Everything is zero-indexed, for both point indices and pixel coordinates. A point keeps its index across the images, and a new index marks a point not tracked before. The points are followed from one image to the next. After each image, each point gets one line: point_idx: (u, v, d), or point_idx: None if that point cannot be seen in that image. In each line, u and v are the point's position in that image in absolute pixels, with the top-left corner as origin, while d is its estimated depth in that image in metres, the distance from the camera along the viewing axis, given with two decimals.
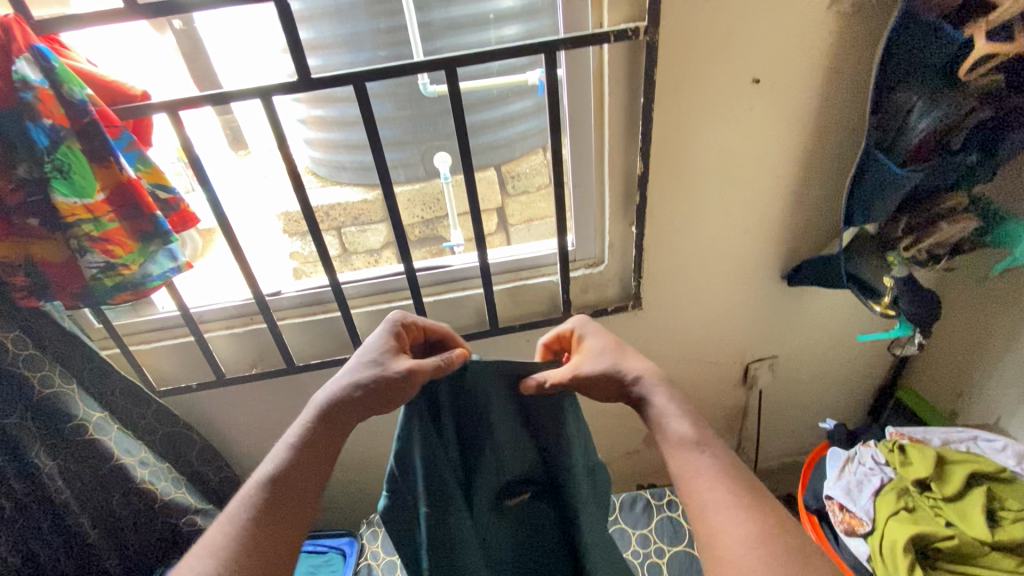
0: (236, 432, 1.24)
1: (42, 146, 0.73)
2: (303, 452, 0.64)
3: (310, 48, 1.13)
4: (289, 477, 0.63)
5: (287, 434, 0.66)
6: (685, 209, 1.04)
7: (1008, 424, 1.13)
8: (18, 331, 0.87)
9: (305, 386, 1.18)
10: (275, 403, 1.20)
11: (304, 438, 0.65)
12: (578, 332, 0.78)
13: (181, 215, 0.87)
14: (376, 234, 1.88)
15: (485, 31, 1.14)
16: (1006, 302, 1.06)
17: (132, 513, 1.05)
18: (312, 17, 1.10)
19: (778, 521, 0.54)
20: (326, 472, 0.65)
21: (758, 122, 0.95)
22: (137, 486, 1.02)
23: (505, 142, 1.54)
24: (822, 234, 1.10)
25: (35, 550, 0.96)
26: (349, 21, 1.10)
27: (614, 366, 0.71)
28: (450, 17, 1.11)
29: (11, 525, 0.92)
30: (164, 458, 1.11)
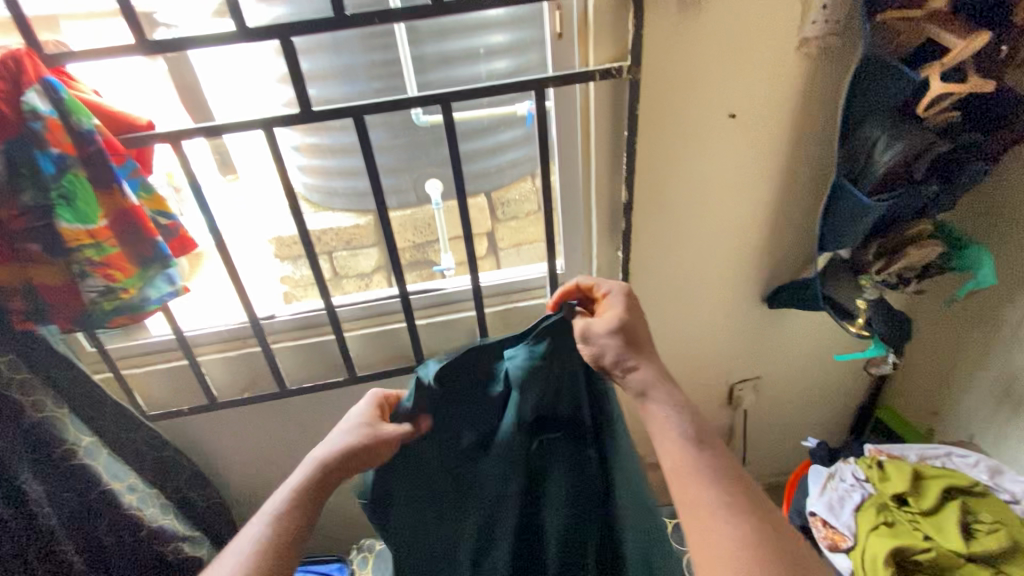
0: (225, 456, 1.24)
1: (48, 173, 0.75)
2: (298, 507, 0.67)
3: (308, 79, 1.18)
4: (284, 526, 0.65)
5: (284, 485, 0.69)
6: (668, 234, 1.08)
7: (981, 441, 1.18)
8: (11, 356, 0.87)
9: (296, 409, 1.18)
10: (266, 427, 1.20)
11: (304, 489, 0.68)
12: (611, 299, 0.77)
13: (180, 239, 0.90)
14: (368, 259, 1.90)
15: (475, 66, 1.20)
16: (973, 323, 1.12)
17: (117, 541, 1.03)
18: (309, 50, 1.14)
19: (756, 533, 0.58)
20: (316, 516, 0.68)
21: (735, 153, 1.01)
22: (124, 513, 1.01)
23: (495, 170, 1.59)
24: (799, 258, 1.15)
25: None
26: (345, 54, 1.14)
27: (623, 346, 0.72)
28: (443, 51, 1.17)
29: None
30: (151, 483, 1.10)
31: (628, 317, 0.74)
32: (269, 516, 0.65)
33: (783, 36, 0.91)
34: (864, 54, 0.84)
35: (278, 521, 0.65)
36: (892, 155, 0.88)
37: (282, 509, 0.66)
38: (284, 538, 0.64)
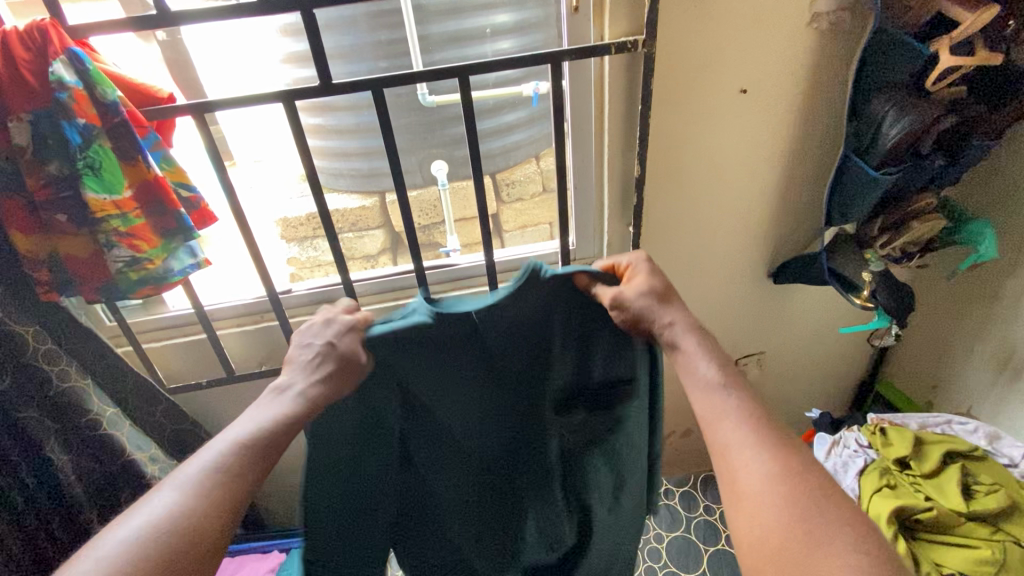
0: None
1: (75, 144, 0.76)
2: (254, 440, 0.59)
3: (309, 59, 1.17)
4: (240, 456, 0.58)
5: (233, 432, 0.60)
6: (679, 209, 1.10)
7: (978, 412, 1.22)
8: (36, 326, 0.88)
9: None
10: None
11: (256, 423, 0.60)
12: (634, 268, 0.73)
13: (201, 213, 0.91)
14: (374, 241, 1.91)
15: (482, 44, 1.20)
16: (973, 297, 1.15)
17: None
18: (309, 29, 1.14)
19: (796, 478, 0.55)
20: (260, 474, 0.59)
21: (746, 129, 1.03)
22: (146, 482, 1.03)
23: (503, 150, 1.60)
24: (805, 234, 1.17)
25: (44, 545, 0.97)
26: (350, 33, 1.15)
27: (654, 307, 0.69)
28: (450, 30, 1.17)
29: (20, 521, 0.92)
30: (172, 455, 1.12)
31: (656, 282, 0.71)
32: (224, 447, 0.58)
33: (796, 11, 0.92)
34: (875, 27, 0.86)
35: (231, 453, 0.58)
36: (901, 129, 0.89)
37: (235, 443, 0.59)
38: (240, 468, 0.57)
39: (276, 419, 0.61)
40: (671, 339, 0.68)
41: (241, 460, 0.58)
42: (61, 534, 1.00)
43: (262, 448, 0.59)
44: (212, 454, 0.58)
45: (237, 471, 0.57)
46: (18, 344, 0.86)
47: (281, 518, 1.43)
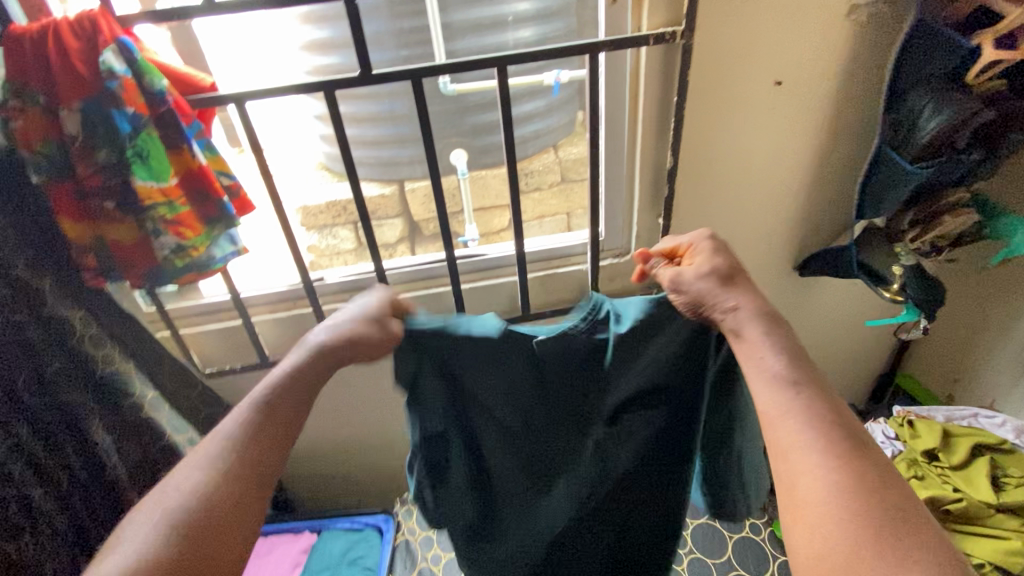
0: None
1: (125, 133, 0.77)
2: (277, 398, 0.65)
3: (332, 46, 1.18)
4: (268, 414, 0.64)
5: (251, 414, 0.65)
6: (709, 202, 1.11)
7: (1003, 406, 1.23)
8: (83, 310, 0.90)
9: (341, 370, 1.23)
10: None
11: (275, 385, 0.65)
12: (695, 247, 0.75)
13: (241, 201, 0.92)
14: (393, 229, 1.92)
15: (503, 33, 1.20)
16: (1001, 291, 1.15)
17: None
18: (330, 17, 1.14)
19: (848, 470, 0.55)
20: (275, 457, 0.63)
21: (779, 120, 1.03)
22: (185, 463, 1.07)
23: (525, 139, 1.60)
24: (833, 227, 1.18)
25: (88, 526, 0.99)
26: (373, 20, 1.15)
27: (718, 287, 0.70)
28: (471, 18, 1.17)
29: (67, 501, 0.95)
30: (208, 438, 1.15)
31: (718, 261, 0.73)
32: (245, 411, 0.63)
33: (834, 3, 0.92)
34: (915, 21, 0.87)
35: (253, 412, 0.63)
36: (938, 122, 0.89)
37: (258, 406, 0.64)
38: (268, 424, 0.63)
39: (298, 379, 0.67)
40: (735, 325, 0.69)
41: (265, 418, 0.63)
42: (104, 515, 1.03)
43: (288, 408, 0.65)
44: (237, 418, 0.63)
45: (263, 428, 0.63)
46: (66, 328, 0.87)
47: (307, 501, 1.46)
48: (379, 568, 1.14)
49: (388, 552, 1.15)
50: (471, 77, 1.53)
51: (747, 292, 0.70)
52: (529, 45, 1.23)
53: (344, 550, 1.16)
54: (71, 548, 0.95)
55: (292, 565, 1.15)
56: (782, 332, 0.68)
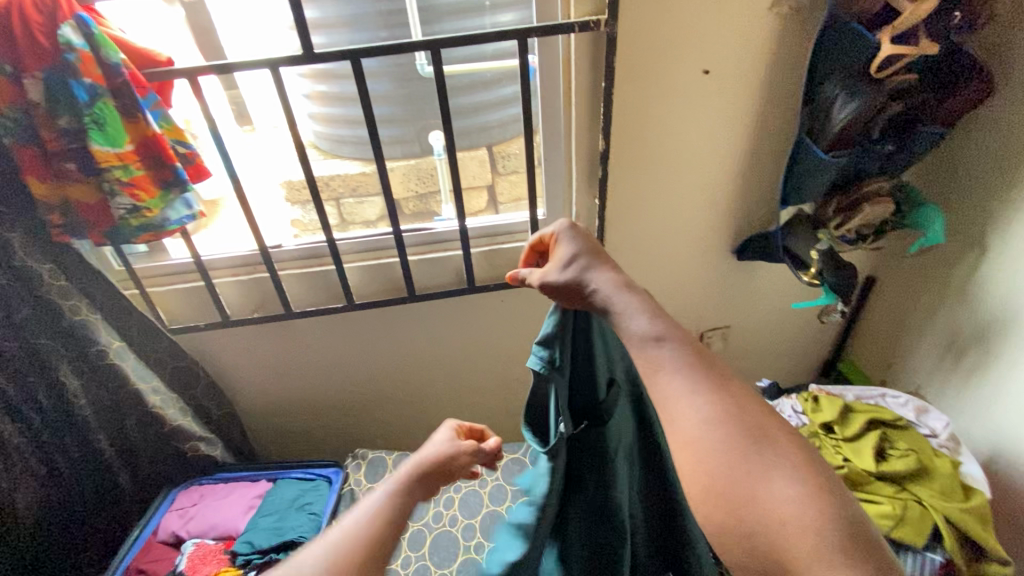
0: (236, 373, 1.38)
1: (82, 101, 0.85)
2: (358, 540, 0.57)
3: (316, 27, 1.24)
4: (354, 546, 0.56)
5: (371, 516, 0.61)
6: (643, 185, 1.17)
7: (925, 392, 1.28)
8: (51, 264, 0.99)
9: (301, 332, 1.31)
10: (274, 347, 1.34)
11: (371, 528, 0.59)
12: (557, 236, 0.78)
13: (197, 168, 1.00)
14: (372, 207, 1.99)
15: (481, 17, 1.26)
16: (925, 281, 1.20)
17: (145, 439, 1.21)
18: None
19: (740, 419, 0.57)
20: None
21: (708, 108, 1.08)
22: (149, 409, 1.17)
23: (495, 124, 1.66)
24: (767, 214, 1.23)
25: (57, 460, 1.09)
26: (353, 4, 1.21)
27: (578, 273, 0.72)
28: (448, 2, 1.23)
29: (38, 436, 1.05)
30: (172, 389, 1.24)
31: (583, 245, 0.75)
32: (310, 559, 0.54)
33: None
34: (826, 17, 0.91)
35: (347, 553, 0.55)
36: (849, 112, 0.94)
37: (334, 552, 0.55)
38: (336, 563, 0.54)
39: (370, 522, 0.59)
40: (604, 299, 0.69)
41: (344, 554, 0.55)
42: (72, 453, 1.13)
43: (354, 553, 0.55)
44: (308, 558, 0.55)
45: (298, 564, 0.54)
46: (37, 279, 0.97)
47: (273, 457, 1.57)
48: (324, 513, 1.23)
49: (335, 498, 1.26)
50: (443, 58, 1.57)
51: (609, 268, 0.72)
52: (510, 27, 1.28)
53: (295, 496, 1.26)
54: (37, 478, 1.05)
55: (246, 508, 1.25)
56: (642, 296, 0.69)
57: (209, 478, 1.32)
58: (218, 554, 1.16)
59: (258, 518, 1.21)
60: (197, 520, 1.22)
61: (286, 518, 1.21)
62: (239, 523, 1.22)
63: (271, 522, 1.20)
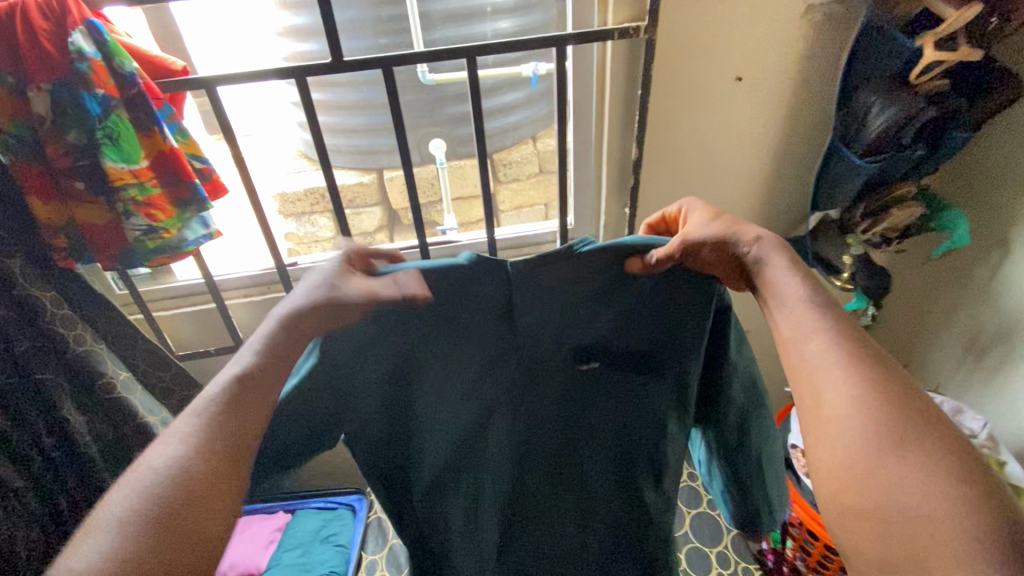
0: None
1: (94, 115, 0.78)
2: (187, 482, 0.47)
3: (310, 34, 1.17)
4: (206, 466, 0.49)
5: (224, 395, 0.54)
6: (673, 193, 1.15)
7: (946, 389, 1.30)
8: (52, 292, 0.91)
9: None
10: None
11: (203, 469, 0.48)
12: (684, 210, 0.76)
13: (213, 184, 0.93)
14: (371, 218, 1.92)
15: (482, 24, 1.22)
16: (945, 281, 1.22)
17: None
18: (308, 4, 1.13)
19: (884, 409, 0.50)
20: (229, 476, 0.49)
21: (740, 115, 1.07)
22: None
23: (501, 131, 1.62)
24: (793, 218, 1.23)
25: (60, 503, 1.00)
26: (350, 8, 1.16)
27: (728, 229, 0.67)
28: (451, 8, 1.19)
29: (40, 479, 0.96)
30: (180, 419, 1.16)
31: (714, 210, 0.71)
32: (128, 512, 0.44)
33: (791, 2, 0.96)
34: (863, 23, 0.92)
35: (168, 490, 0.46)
36: (885, 119, 0.94)
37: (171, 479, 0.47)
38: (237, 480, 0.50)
39: (208, 459, 0.49)
40: (759, 256, 0.65)
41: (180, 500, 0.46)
42: (77, 495, 1.04)
43: (223, 480, 0.49)
44: (121, 505, 0.45)
45: (204, 507, 0.47)
46: (38, 308, 0.89)
47: None
48: (352, 545, 1.17)
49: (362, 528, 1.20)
50: (449, 65, 1.51)
51: (745, 224, 0.68)
52: (508, 35, 1.25)
53: (318, 526, 1.19)
54: (40, 527, 0.97)
55: (266, 542, 1.17)
56: (797, 258, 0.64)
57: None
58: None
59: (281, 554, 1.14)
60: None
61: (311, 551, 1.14)
62: (260, 559, 1.14)
63: (296, 557, 1.13)
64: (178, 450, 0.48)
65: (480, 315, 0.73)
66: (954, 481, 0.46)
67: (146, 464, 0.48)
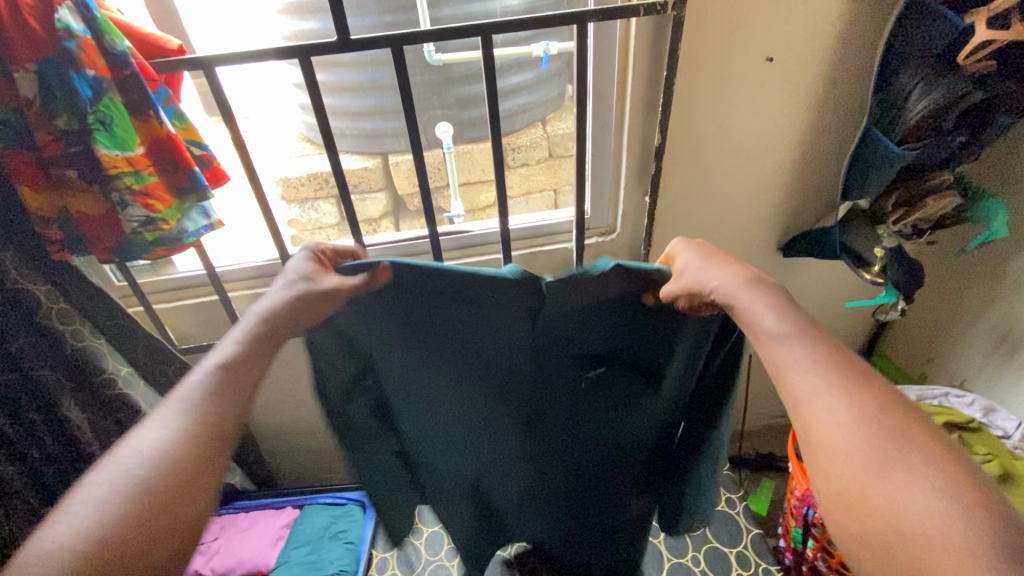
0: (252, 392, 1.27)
1: (85, 98, 0.72)
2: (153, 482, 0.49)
3: (312, 11, 1.11)
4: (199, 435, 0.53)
5: (199, 377, 0.57)
6: (695, 181, 1.10)
7: (972, 385, 1.26)
8: (48, 285, 0.87)
9: None
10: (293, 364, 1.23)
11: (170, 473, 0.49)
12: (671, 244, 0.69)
13: (214, 171, 0.89)
14: (376, 204, 1.87)
15: (490, 1, 1.14)
16: (978, 273, 1.17)
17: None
18: None
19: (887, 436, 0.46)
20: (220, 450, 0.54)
21: (769, 99, 1.01)
22: None
23: (511, 114, 1.55)
24: (819, 207, 1.18)
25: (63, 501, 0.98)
26: None
27: (698, 272, 0.62)
28: None
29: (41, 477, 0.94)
30: None
31: (699, 251, 0.65)
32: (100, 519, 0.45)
33: None
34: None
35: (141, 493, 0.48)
36: (927, 103, 0.89)
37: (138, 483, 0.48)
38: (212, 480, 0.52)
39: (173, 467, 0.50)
40: (725, 298, 0.59)
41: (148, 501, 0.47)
42: None
43: (196, 477, 0.51)
44: (89, 512, 0.45)
45: (185, 506, 0.49)
46: (32, 303, 0.85)
47: (291, 475, 1.47)
48: (362, 542, 1.15)
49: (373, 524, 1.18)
50: (456, 44, 1.45)
51: (729, 267, 0.62)
52: (519, 13, 1.17)
53: (327, 523, 1.17)
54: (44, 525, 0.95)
55: (274, 539, 1.15)
56: (777, 295, 0.58)
57: (228, 506, 1.22)
58: None
59: (289, 552, 1.12)
60: (222, 555, 1.13)
61: (320, 548, 1.12)
62: (268, 555, 1.12)
63: (305, 555, 1.11)
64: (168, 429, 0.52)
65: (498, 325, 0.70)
66: (988, 506, 0.41)
67: (113, 470, 0.48)
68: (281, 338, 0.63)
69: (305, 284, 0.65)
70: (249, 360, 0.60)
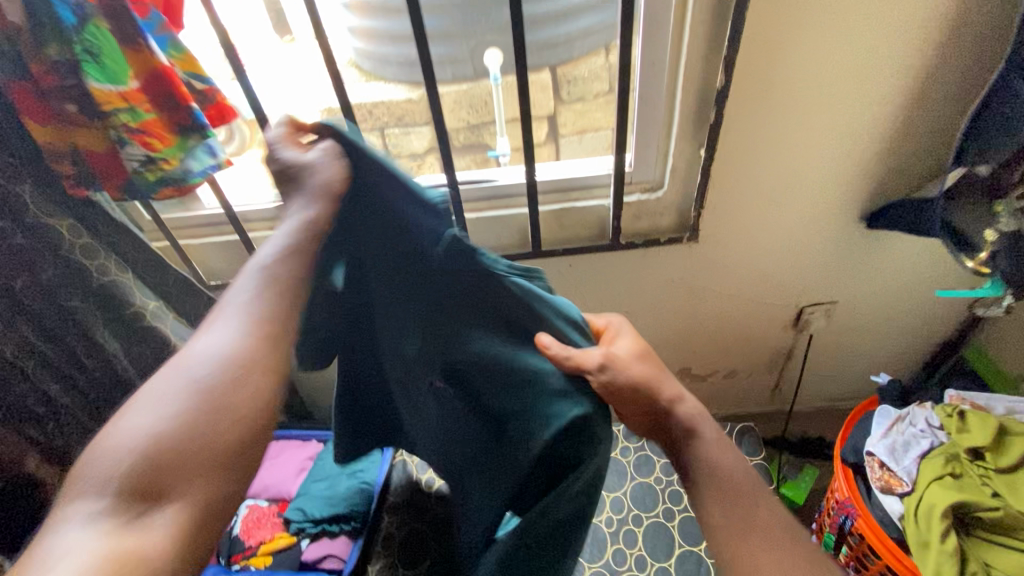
0: None
1: (70, 25, 0.67)
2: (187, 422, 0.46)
3: None
4: (243, 378, 0.50)
5: (231, 299, 0.54)
6: (765, 134, 0.92)
7: None
8: (70, 220, 0.88)
9: None
10: None
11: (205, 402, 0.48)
12: (613, 329, 0.69)
13: (217, 108, 0.83)
14: (420, 138, 1.68)
15: None
16: None
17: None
18: None
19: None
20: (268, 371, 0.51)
21: (874, 31, 0.80)
22: None
23: (564, 41, 1.37)
24: (922, 171, 0.97)
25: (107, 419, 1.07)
26: None
27: (649, 377, 0.63)
28: None
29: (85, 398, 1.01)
30: None
31: (639, 346, 0.66)
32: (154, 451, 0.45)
33: None
34: None
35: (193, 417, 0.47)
36: None
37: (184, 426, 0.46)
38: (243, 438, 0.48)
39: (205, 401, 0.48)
40: (686, 419, 0.62)
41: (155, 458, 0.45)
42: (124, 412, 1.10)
43: (248, 402, 0.49)
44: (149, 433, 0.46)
45: (239, 397, 0.49)
46: (55, 236, 0.86)
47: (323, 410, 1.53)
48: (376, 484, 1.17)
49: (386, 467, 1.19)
50: None
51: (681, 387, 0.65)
52: None
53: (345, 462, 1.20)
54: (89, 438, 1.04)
55: (297, 470, 1.21)
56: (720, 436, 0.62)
57: None
58: (271, 518, 1.13)
59: (309, 484, 1.17)
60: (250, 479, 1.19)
61: (337, 485, 1.15)
62: (291, 485, 1.18)
63: (322, 490, 1.15)
64: (220, 347, 0.50)
65: (400, 303, 0.64)
66: None
67: (174, 370, 0.49)
68: (299, 282, 0.57)
69: (302, 223, 0.56)
70: (280, 312, 0.54)
